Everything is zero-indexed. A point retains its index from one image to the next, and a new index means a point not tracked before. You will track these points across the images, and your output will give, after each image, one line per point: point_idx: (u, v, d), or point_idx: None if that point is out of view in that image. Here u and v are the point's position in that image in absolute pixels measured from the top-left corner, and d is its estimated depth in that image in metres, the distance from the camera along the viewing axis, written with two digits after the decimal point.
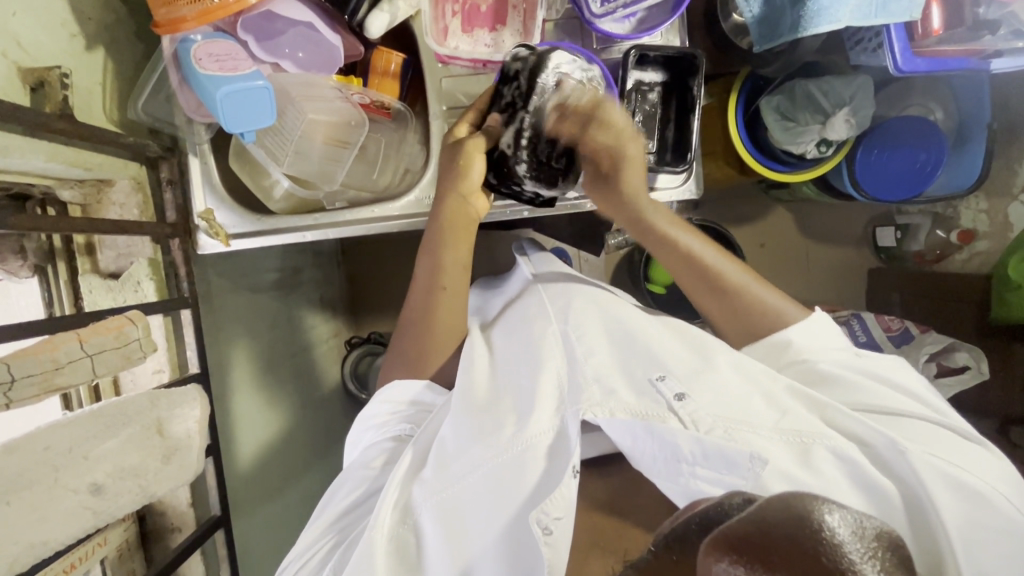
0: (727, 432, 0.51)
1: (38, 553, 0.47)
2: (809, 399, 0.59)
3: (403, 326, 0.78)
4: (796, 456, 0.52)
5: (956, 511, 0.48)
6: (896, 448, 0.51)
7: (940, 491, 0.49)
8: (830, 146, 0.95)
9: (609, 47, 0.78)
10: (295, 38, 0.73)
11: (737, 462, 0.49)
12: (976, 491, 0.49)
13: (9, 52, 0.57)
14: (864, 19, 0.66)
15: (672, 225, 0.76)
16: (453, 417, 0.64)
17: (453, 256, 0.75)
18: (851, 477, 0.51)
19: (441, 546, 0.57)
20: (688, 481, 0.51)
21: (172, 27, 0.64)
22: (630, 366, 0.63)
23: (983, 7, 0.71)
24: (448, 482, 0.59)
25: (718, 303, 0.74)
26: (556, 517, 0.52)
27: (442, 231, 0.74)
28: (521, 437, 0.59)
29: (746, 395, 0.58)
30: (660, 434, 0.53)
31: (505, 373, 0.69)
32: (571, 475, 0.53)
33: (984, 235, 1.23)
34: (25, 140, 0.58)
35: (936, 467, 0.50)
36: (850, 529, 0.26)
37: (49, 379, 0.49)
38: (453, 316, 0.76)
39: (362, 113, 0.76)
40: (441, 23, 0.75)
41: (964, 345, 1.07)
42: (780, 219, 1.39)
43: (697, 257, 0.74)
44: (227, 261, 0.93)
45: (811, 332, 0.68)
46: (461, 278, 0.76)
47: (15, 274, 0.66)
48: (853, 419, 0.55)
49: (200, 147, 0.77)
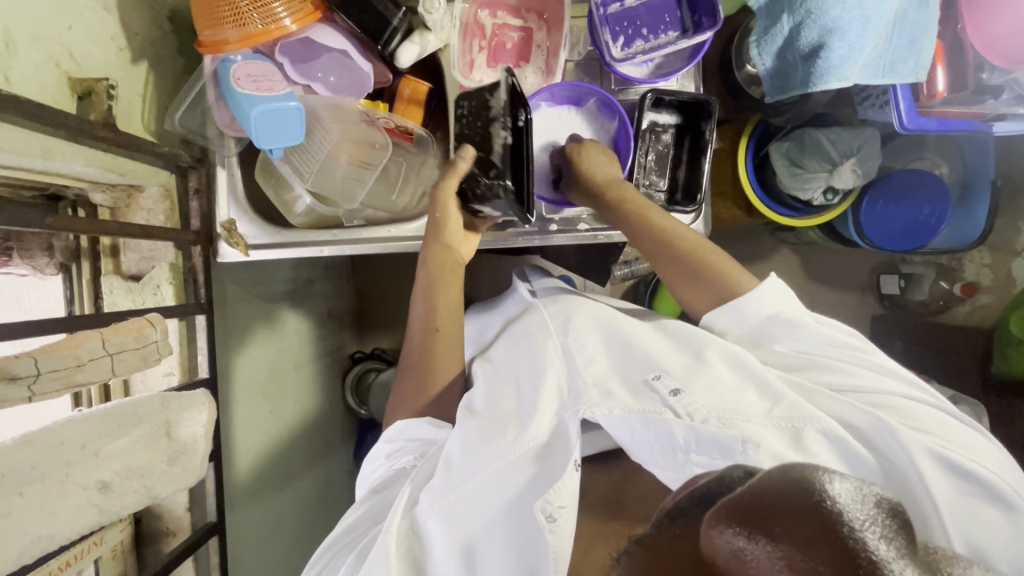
0: (722, 421, 0.53)
1: (43, 545, 0.48)
2: (796, 385, 0.61)
3: (405, 365, 0.79)
4: (787, 441, 0.53)
5: (946, 487, 0.49)
6: (885, 428, 0.53)
7: (928, 466, 0.50)
8: (836, 194, 0.98)
9: (627, 88, 0.81)
10: (328, 63, 0.77)
11: (729, 448, 0.51)
12: (966, 469, 0.49)
13: (62, 63, 0.61)
14: (871, 78, 0.70)
15: (637, 201, 0.75)
16: (461, 425, 0.65)
17: (446, 300, 0.78)
18: (841, 454, 0.52)
19: (447, 540, 0.58)
20: (685, 466, 0.52)
21: (215, 48, 0.68)
22: (627, 370, 0.65)
23: (987, 73, 0.74)
24: (451, 486, 0.59)
25: (682, 275, 0.73)
26: (561, 505, 0.52)
27: (436, 279, 0.77)
28: (522, 441, 0.60)
29: (739, 388, 0.59)
30: (657, 424, 0.54)
31: (511, 380, 0.71)
32: (572, 469, 0.54)
33: (988, 288, 1.25)
34: (68, 146, 0.61)
35: (924, 443, 0.51)
36: (853, 496, 0.24)
37: (71, 375, 0.51)
38: (454, 345, 0.78)
39: (387, 138, 0.79)
40: (468, 57, 0.79)
41: (964, 399, 1.09)
42: (786, 261, 1.41)
43: (659, 232, 0.74)
44: (242, 269, 0.96)
45: (764, 301, 0.67)
46: (454, 316, 0.78)
47: (40, 270, 0.69)
48: (843, 406, 0.56)
49: (228, 159, 0.79)
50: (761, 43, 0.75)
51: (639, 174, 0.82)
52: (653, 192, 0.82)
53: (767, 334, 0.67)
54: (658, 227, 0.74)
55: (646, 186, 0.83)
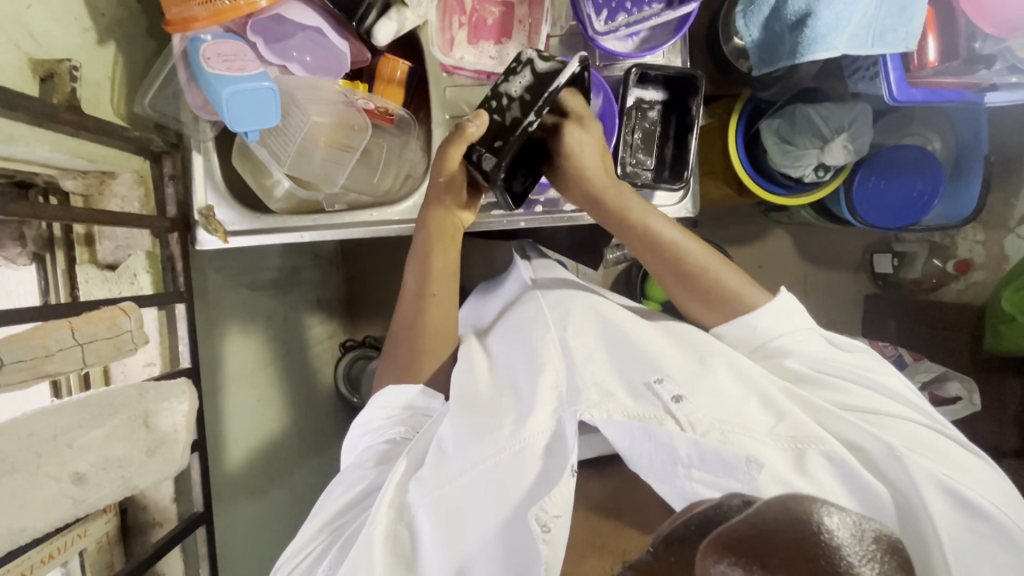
0: (724, 435, 0.54)
1: (15, 539, 0.47)
2: (805, 402, 0.62)
3: (394, 331, 0.79)
4: (791, 462, 0.54)
5: (948, 517, 0.51)
6: (893, 455, 0.54)
7: (936, 500, 0.51)
8: (828, 171, 0.96)
9: (612, 64, 0.79)
10: (303, 42, 0.74)
11: (733, 466, 0.50)
12: (969, 502, 0.51)
13: (22, 44, 0.58)
14: (860, 47, 0.68)
15: (641, 209, 0.74)
16: (452, 416, 0.64)
17: (443, 264, 0.77)
18: (844, 480, 0.53)
19: (437, 543, 0.56)
20: (685, 483, 0.52)
21: (182, 25, 0.66)
22: (627, 370, 0.64)
23: (979, 42, 0.72)
24: (445, 481, 0.59)
25: (685, 285, 0.74)
26: (556, 515, 0.52)
27: (428, 245, 0.77)
28: (519, 437, 0.60)
29: (743, 401, 0.60)
30: (657, 436, 0.54)
31: (506, 374, 0.71)
32: (570, 474, 0.55)
33: (981, 266, 1.24)
34: (33, 130, 0.59)
35: (932, 474, 0.52)
36: (848, 531, 0.28)
37: (39, 366, 0.49)
38: (445, 319, 0.78)
39: (366, 119, 0.77)
40: (447, 34, 0.77)
41: (955, 376, 1.09)
42: (779, 242, 1.39)
43: (664, 245, 0.74)
44: (225, 257, 0.94)
45: (772, 317, 0.69)
46: (451, 282, 0.78)
47: (13, 260, 0.67)
48: (851, 428, 0.57)
49: (204, 143, 0.78)
50: (748, 12, 0.73)
51: (626, 153, 0.80)
52: (639, 170, 0.81)
53: (781, 346, 0.68)
54: (662, 239, 0.74)
55: (633, 164, 0.81)
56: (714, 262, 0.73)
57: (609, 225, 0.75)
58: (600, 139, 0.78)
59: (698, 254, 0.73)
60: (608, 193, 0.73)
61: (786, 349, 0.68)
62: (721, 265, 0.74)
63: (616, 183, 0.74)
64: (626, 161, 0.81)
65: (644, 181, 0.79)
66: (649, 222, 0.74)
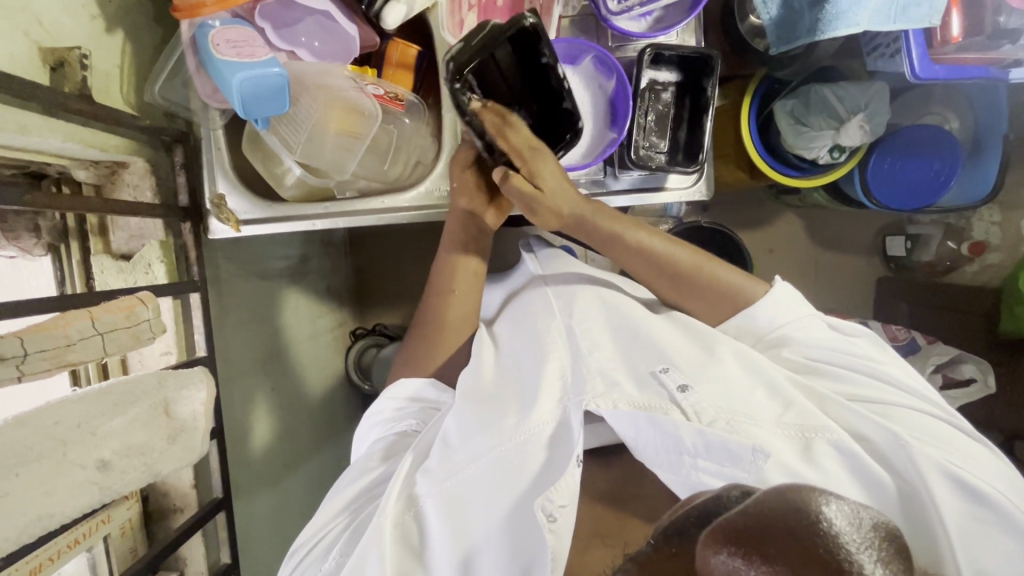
0: (729, 425, 0.54)
1: (44, 524, 0.48)
2: (809, 391, 0.62)
3: (417, 325, 0.80)
4: (799, 452, 0.54)
5: (954, 506, 0.50)
6: (900, 445, 0.54)
7: (941, 488, 0.50)
8: (843, 152, 0.95)
9: (625, 45, 0.78)
10: (312, 27, 0.73)
11: (739, 456, 0.51)
12: (975, 489, 0.50)
13: (31, 32, 0.58)
14: (882, 24, 0.66)
15: (622, 225, 0.74)
16: (458, 407, 0.65)
17: (468, 261, 0.78)
18: (851, 469, 0.53)
19: (444, 534, 0.57)
20: (690, 473, 0.52)
21: (190, 13, 0.66)
22: (633, 357, 0.65)
23: (1004, 16, 0.70)
24: (450, 471, 0.60)
25: (679, 290, 0.74)
26: (561, 504, 0.52)
27: (456, 239, 0.77)
28: (523, 427, 0.60)
29: (748, 387, 0.60)
30: (662, 425, 0.54)
31: (509, 362, 0.71)
32: (575, 464, 0.54)
33: (996, 247, 1.20)
34: (44, 120, 0.59)
35: (936, 461, 0.52)
36: (847, 519, 0.27)
37: (60, 355, 0.50)
38: (463, 310, 0.78)
39: (376, 105, 0.74)
40: (458, 16, 0.76)
41: (971, 357, 1.08)
42: (790, 224, 1.38)
43: (653, 254, 0.74)
44: (236, 246, 0.94)
45: (774, 307, 0.69)
46: (476, 278, 0.79)
47: (29, 251, 0.67)
48: (857, 416, 0.57)
49: (214, 132, 0.77)
50: None
51: (639, 136, 0.78)
52: (653, 153, 0.79)
53: (782, 337, 0.68)
54: (648, 248, 0.73)
55: (647, 147, 0.80)
56: (704, 261, 0.73)
57: (595, 243, 0.75)
58: (614, 121, 0.76)
59: (686, 258, 0.73)
60: (587, 215, 0.73)
61: (787, 338, 0.68)
62: (711, 263, 0.73)
63: (596, 206, 0.73)
64: (639, 145, 0.78)
65: (658, 164, 0.78)
66: (633, 237, 0.74)
